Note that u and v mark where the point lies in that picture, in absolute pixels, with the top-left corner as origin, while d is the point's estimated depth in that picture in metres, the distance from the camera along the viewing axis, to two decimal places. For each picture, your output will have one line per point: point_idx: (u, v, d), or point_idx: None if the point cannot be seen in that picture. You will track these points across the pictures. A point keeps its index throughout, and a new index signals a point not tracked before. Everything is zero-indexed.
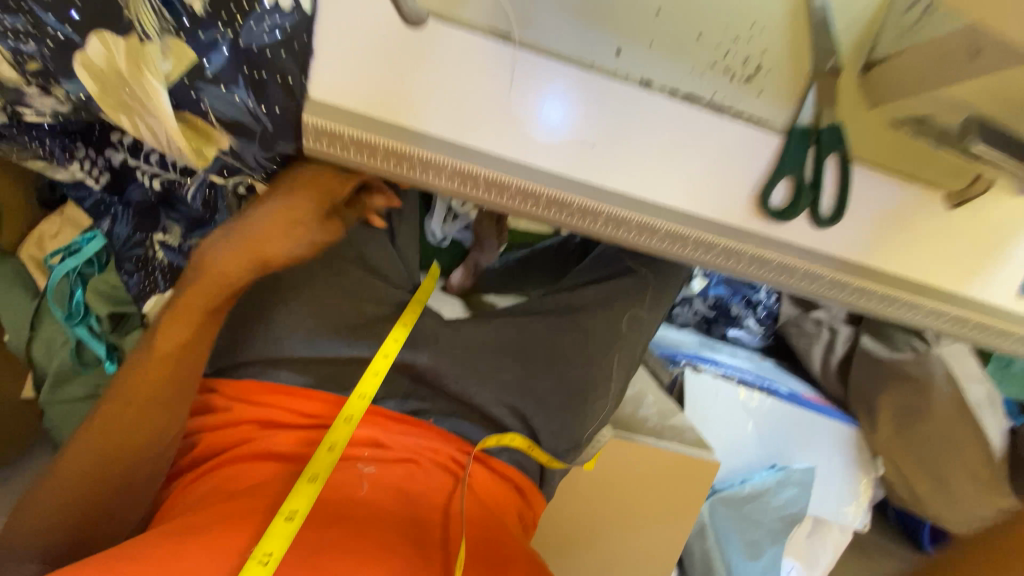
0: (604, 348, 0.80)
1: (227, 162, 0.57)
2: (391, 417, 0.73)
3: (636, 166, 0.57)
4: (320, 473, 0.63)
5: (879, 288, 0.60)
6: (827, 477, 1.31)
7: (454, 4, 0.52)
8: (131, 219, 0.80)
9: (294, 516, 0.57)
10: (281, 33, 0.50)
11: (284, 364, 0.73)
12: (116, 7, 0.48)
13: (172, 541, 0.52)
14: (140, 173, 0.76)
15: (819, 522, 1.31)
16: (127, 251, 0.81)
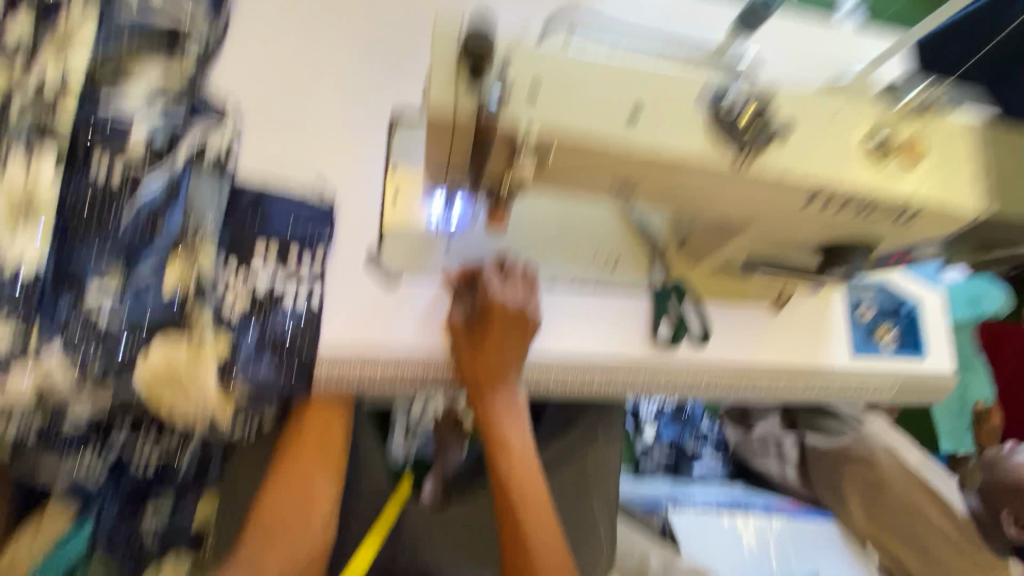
0: (583, 492, 0.91)
1: (244, 417, 0.71)
2: None
3: (567, 337, 0.80)
4: None
5: (756, 376, 0.86)
6: None
7: (414, 267, 0.76)
8: (117, 504, 0.89)
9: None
10: (300, 315, 0.71)
11: None
12: (178, 319, 0.66)
13: None
14: (137, 460, 0.88)
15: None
16: (117, 537, 0.88)
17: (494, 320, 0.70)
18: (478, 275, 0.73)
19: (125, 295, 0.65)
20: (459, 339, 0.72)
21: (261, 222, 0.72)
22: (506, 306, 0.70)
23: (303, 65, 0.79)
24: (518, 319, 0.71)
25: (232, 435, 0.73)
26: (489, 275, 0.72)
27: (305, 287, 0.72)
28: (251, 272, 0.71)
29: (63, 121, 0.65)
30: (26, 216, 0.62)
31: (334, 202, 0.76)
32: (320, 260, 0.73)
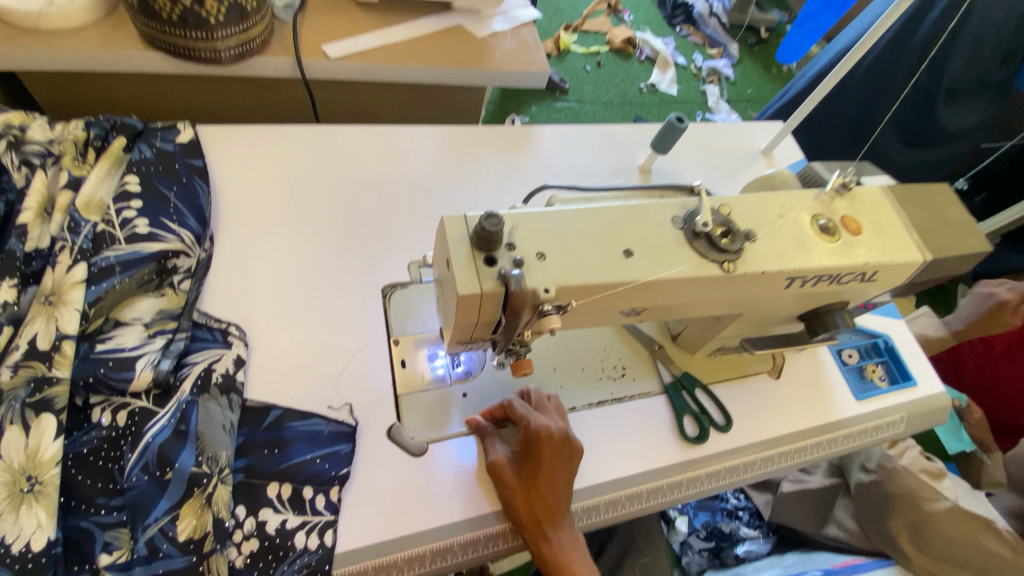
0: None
1: None
2: None
3: (603, 458, 0.79)
4: None
5: (784, 446, 0.88)
6: None
7: (437, 429, 0.75)
8: None
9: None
10: (307, 569, 0.63)
11: None
12: (194, 568, 0.60)
13: None
14: None
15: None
16: None
17: (544, 456, 0.70)
18: (514, 413, 0.73)
19: (134, 559, 0.59)
20: (509, 481, 0.70)
21: (279, 457, 0.68)
22: (553, 440, 0.70)
23: (289, 263, 0.82)
24: (566, 449, 0.71)
25: None
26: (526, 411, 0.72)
27: (317, 534, 0.65)
28: (262, 517, 0.65)
29: (63, 379, 0.63)
30: (26, 492, 0.58)
31: (356, 420, 0.73)
32: (335, 501, 0.67)
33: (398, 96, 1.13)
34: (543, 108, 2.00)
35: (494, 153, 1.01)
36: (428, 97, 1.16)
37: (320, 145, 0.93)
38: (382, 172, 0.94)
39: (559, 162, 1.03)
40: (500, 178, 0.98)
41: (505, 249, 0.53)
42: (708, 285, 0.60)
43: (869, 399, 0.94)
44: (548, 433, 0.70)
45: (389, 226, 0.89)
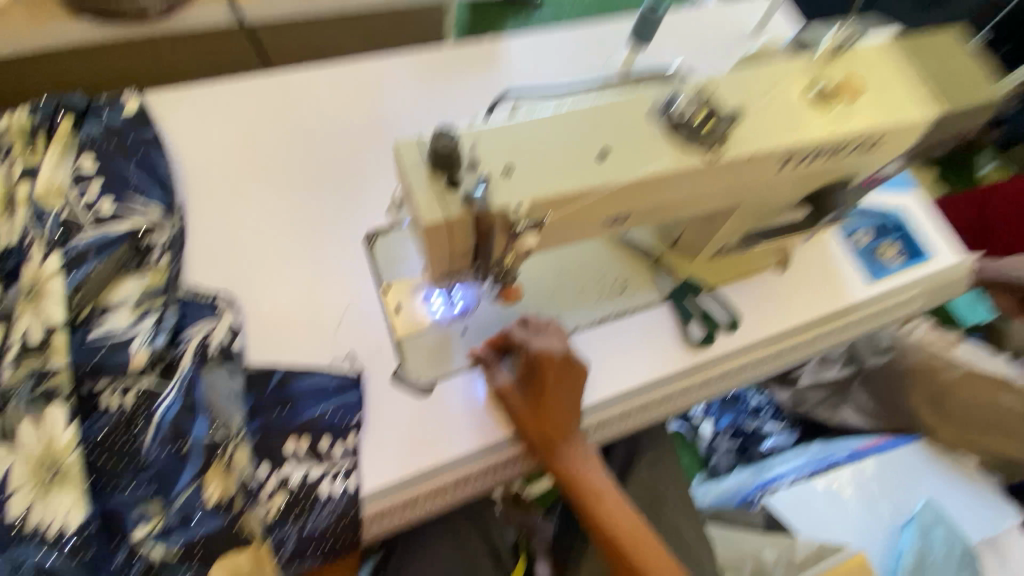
0: (658, 506, 0.99)
1: None
2: None
3: (609, 373, 0.79)
4: None
5: (795, 337, 0.86)
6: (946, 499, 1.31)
7: (441, 368, 0.75)
8: None
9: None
10: (338, 512, 0.65)
11: None
12: (232, 528, 0.63)
13: None
14: None
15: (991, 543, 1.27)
16: None
17: (549, 378, 0.68)
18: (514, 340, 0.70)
19: (171, 527, 0.62)
20: (518, 404, 0.71)
21: (290, 414, 0.69)
22: (557, 363, 0.67)
23: (268, 224, 0.79)
24: (571, 370, 0.69)
25: None
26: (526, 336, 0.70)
27: (341, 480, 0.67)
28: (285, 472, 0.66)
29: (62, 370, 0.64)
30: (51, 478, 0.60)
31: (359, 368, 0.74)
32: (353, 448, 0.69)
33: (354, 29, 1.05)
34: (520, 22, 1.85)
35: (462, 76, 0.95)
36: (384, 25, 1.07)
37: (275, 95, 0.88)
38: (346, 114, 0.88)
39: (533, 74, 0.96)
40: (471, 102, 0.92)
41: (468, 169, 0.49)
42: (695, 178, 0.56)
43: (880, 279, 0.91)
44: (552, 356, 0.67)
45: (363, 170, 0.85)
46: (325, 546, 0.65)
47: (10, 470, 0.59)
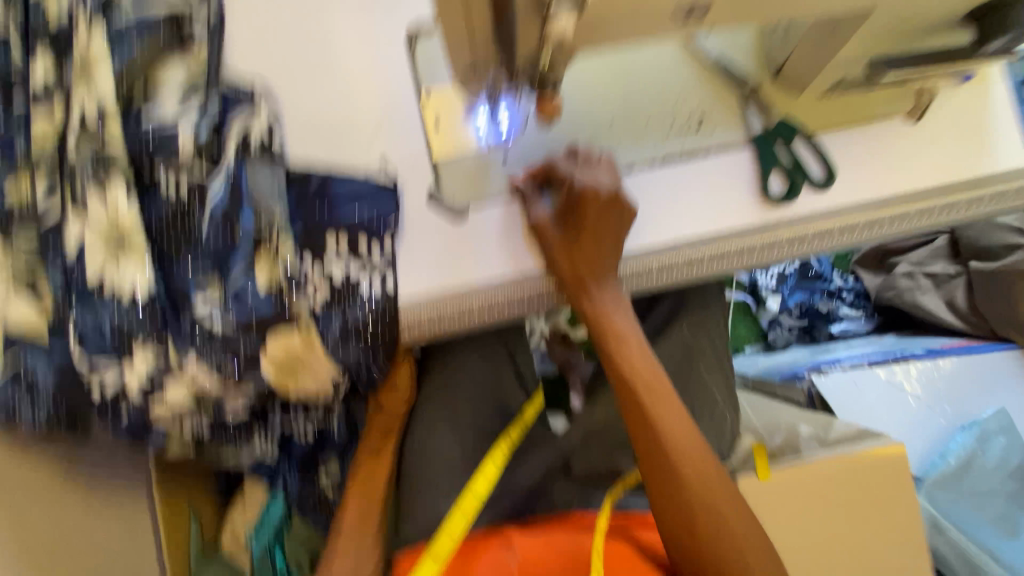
0: (691, 364, 0.98)
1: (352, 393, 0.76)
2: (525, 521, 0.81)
3: (662, 220, 0.70)
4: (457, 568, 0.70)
5: (904, 207, 0.71)
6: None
7: (479, 190, 0.71)
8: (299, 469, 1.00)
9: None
10: (377, 310, 0.69)
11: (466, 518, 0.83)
12: (281, 313, 0.68)
13: None
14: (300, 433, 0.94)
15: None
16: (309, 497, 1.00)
17: (589, 216, 0.65)
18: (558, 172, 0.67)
19: (229, 303, 0.68)
20: (553, 242, 0.68)
21: (329, 216, 0.70)
22: (600, 200, 0.64)
23: (304, 16, 0.74)
24: (614, 210, 0.65)
25: None
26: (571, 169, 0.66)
27: (379, 281, 0.69)
28: (328, 270, 0.69)
29: (117, 151, 0.65)
30: (120, 248, 0.66)
31: (395, 176, 0.71)
32: (390, 250, 0.70)
33: None
34: None
35: None
36: None
37: None
38: None
39: None
40: None
41: None
42: None
43: None
44: (595, 193, 0.64)
45: None
46: (366, 340, 0.70)
47: (83, 240, 0.65)
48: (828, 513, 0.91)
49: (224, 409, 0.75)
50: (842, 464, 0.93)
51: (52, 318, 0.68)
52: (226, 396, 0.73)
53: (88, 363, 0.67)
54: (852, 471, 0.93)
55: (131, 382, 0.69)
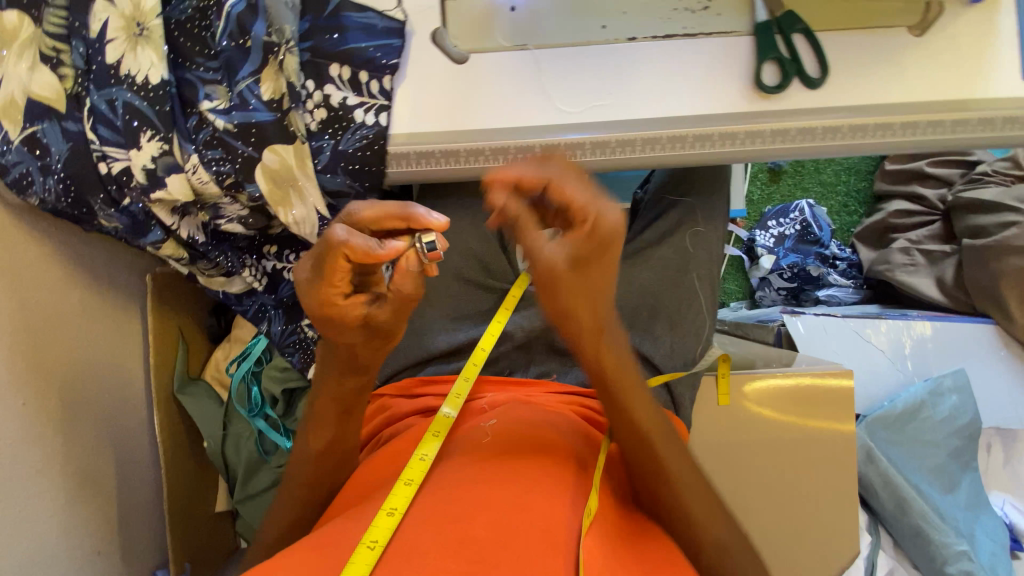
0: (682, 271, 0.92)
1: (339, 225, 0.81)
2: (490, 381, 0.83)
3: (654, 93, 0.73)
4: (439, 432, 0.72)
5: (892, 117, 0.72)
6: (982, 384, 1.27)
7: (483, 41, 0.74)
8: (282, 317, 1.02)
9: (414, 479, 0.65)
10: (367, 140, 0.73)
11: (432, 361, 0.87)
12: (279, 125, 0.72)
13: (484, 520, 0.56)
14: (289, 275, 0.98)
15: (1004, 434, 1.26)
16: (286, 341, 1.02)
17: (608, 250, 0.60)
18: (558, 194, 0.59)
19: (232, 107, 0.72)
20: (566, 282, 0.59)
21: (338, 41, 0.71)
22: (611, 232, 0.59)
23: None
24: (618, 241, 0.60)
25: None
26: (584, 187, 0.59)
27: (374, 114, 0.73)
28: (327, 91, 0.72)
29: None
30: (139, 37, 0.70)
31: (407, 16, 0.73)
32: (388, 89, 0.73)
33: None
34: None
35: None
36: None
37: None
38: None
39: None
40: None
41: None
42: None
43: None
44: (611, 227, 0.59)
45: None
46: (354, 166, 0.74)
47: (106, 21, 0.69)
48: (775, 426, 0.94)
49: (220, 217, 0.82)
50: (800, 383, 0.95)
51: (67, 91, 0.71)
52: (223, 203, 0.79)
53: (98, 141, 0.72)
54: (804, 391, 0.95)
55: (137, 165, 0.73)
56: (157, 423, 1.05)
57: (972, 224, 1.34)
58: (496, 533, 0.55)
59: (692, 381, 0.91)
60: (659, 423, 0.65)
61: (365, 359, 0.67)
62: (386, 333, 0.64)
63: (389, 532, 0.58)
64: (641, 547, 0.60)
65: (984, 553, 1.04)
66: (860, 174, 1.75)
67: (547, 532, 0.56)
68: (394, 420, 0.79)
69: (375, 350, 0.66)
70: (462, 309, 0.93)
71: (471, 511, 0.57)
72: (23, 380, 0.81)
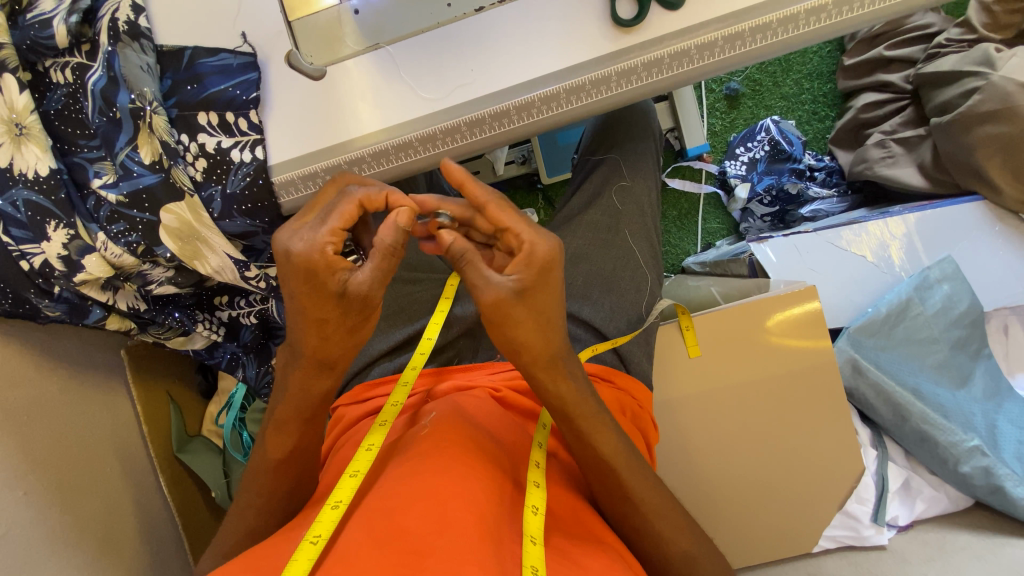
0: (614, 230, 0.89)
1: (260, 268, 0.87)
2: (443, 369, 0.83)
3: (514, 60, 0.71)
4: (388, 420, 0.71)
5: (766, 17, 0.68)
6: (983, 261, 1.20)
7: (336, 51, 0.74)
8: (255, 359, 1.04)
9: (360, 471, 0.62)
10: (250, 177, 0.75)
11: (376, 362, 0.87)
12: (167, 185, 0.74)
13: (425, 500, 0.53)
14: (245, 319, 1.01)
15: (1018, 311, 1.20)
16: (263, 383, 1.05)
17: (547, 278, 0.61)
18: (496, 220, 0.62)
19: (119, 178, 0.74)
20: (513, 314, 0.60)
21: (198, 90, 0.73)
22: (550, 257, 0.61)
23: None
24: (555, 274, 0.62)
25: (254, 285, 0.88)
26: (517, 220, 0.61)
27: (250, 150, 0.75)
28: (201, 141, 0.74)
29: (6, 46, 0.70)
30: (22, 136, 0.72)
31: (256, 47, 0.75)
32: (257, 123, 0.75)
33: None
34: None
35: None
36: None
37: None
38: None
39: None
40: None
41: None
42: None
43: None
44: (547, 255, 0.61)
45: None
46: (249, 205, 0.76)
47: None
48: (742, 359, 0.94)
49: (149, 282, 0.84)
50: (752, 311, 0.94)
51: None
52: (146, 269, 0.82)
53: (13, 242, 0.74)
54: (762, 320, 0.94)
55: (52, 255, 0.75)
56: (164, 486, 1.11)
57: (939, 100, 1.24)
58: (439, 510, 0.52)
59: (645, 335, 0.88)
60: (581, 419, 0.65)
61: (338, 357, 0.65)
62: (377, 306, 0.62)
63: (333, 526, 0.55)
64: (572, 539, 0.58)
65: (1011, 446, 0.94)
66: (824, 76, 1.61)
67: (483, 518, 0.53)
68: (346, 429, 0.78)
69: (355, 324, 0.62)
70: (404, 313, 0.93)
71: (409, 501, 0.53)
72: (28, 472, 0.86)
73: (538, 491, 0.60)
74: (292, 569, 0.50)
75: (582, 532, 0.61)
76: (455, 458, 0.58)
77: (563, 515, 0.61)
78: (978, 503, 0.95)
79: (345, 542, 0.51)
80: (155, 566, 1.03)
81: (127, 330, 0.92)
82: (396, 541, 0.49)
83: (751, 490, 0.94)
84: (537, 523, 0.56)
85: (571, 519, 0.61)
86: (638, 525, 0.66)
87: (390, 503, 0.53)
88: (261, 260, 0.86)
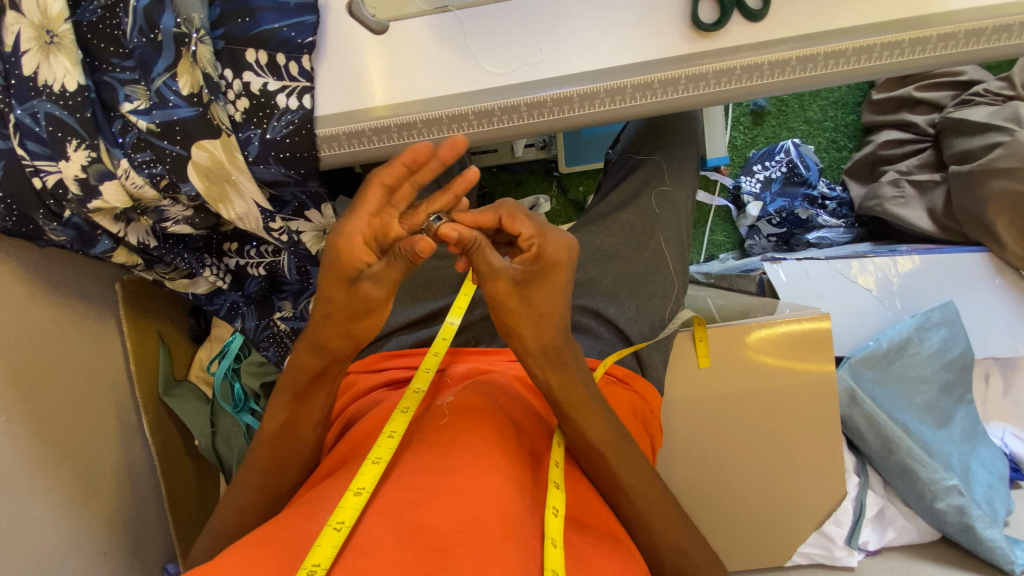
0: (648, 233, 0.89)
1: (284, 219, 0.84)
2: (462, 352, 0.82)
3: (585, 47, 0.70)
4: (411, 406, 0.70)
5: (842, 44, 0.68)
6: (976, 310, 1.25)
7: (400, 10, 0.72)
8: (255, 311, 1.00)
9: (383, 458, 0.62)
10: (293, 126, 0.72)
11: (391, 336, 0.88)
12: (203, 121, 0.70)
13: (452, 498, 0.52)
14: (253, 270, 0.97)
15: (1001, 362, 1.26)
16: (261, 335, 0.99)
17: (553, 275, 0.64)
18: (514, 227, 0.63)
19: (152, 106, 0.69)
20: (513, 307, 0.63)
21: (250, 24, 0.69)
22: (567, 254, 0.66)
23: None
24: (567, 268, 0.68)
25: (274, 234, 0.84)
26: (534, 217, 0.64)
27: (297, 98, 0.72)
28: (246, 79, 0.70)
29: None
30: (51, 45, 0.67)
31: None
32: (308, 71, 0.72)
33: None
34: None
35: None
36: None
37: None
38: None
39: None
40: None
41: None
42: None
43: None
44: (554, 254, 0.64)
45: None
46: (286, 154, 0.73)
47: (17, 32, 0.65)
48: (746, 376, 0.97)
49: (164, 217, 0.81)
50: (763, 329, 0.96)
51: None
52: (164, 205, 0.78)
53: (27, 156, 0.69)
54: (772, 340, 0.96)
55: (69, 176, 0.71)
56: (146, 429, 1.07)
57: (960, 149, 1.27)
58: (467, 509, 0.51)
59: (662, 342, 0.89)
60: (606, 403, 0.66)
61: (340, 345, 0.66)
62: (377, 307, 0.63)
63: (356, 512, 0.54)
64: (591, 536, 0.59)
65: (980, 487, 1.00)
66: (848, 107, 1.62)
67: (509, 516, 0.52)
68: (354, 399, 0.79)
69: (354, 319, 0.64)
70: (423, 287, 0.91)
71: (436, 499, 0.52)
72: (12, 401, 0.82)
73: (559, 493, 0.60)
74: (317, 557, 0.49)
75: (601, 529, 0.61)
76: (478, 451, 0.58)
77: (584, 514, 0.62)
78: (943, 537, 1.01)
79: (370, 535, 0.50)
80: (129, 508, 1.01)
81: (132, 265, 0.88)
82: (425, 538, 0.49)
83: (737, 503, 0.98)
84: (560, 525, 0.56)
85: (587, 516, 0.62)
86: (650, 530, 0.67)
87: (415, 499, 0.53)
88: (285, 212, 0.83)
